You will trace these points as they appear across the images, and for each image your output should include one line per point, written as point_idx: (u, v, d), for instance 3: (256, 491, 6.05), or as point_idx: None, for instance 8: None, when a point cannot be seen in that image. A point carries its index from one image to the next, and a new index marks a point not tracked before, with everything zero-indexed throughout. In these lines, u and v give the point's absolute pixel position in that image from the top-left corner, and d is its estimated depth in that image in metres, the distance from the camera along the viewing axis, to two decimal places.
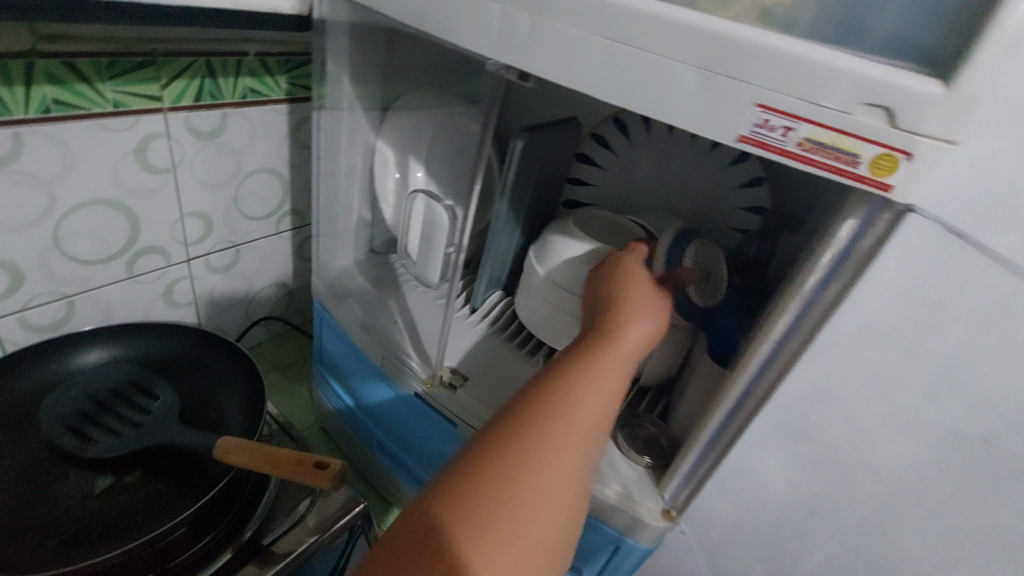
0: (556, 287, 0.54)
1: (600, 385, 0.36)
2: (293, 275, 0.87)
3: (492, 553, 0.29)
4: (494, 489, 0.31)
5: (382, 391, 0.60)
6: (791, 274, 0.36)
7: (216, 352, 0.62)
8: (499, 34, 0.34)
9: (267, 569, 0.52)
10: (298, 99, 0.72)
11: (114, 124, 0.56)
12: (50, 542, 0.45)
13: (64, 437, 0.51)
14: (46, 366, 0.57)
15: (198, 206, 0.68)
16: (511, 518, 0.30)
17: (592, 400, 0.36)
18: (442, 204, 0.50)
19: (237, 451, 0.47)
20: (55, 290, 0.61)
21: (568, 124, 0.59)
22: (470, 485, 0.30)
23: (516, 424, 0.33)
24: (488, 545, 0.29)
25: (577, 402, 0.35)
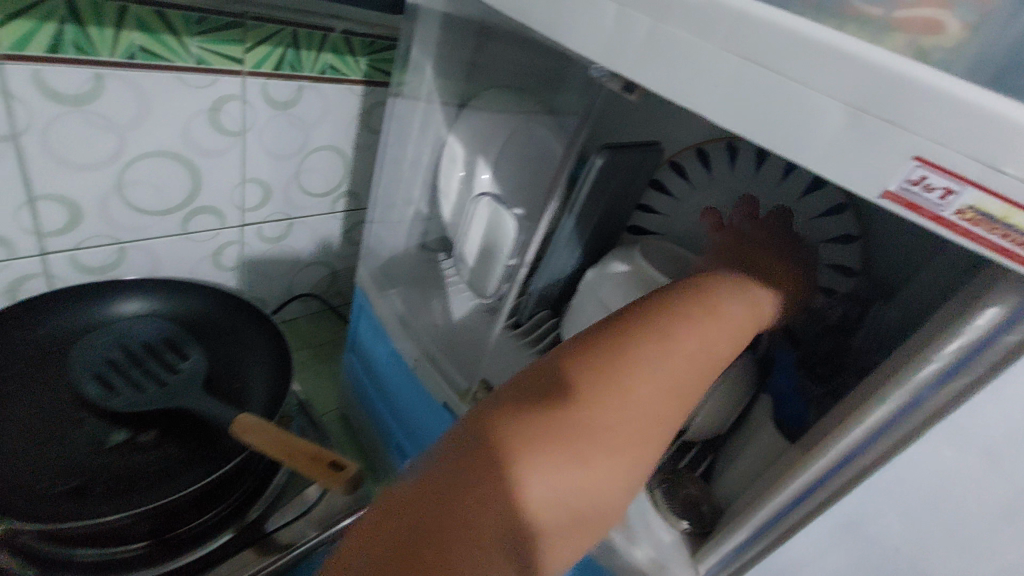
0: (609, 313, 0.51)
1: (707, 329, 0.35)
2: (339, 257, 0.86)
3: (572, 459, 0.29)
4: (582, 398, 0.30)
5: (409, 392, 0.57)
6: (897, 357, 0.32)
7: (252, 322, 0.59)
8: (616, 41, 0.30)
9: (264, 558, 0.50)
10: (375, 83, 0.71)
11: (193, 79, 0.56)
12: (56, 490, 0.44)
13: (90, 384, 0.50)
14: (87, 307, 0.56)
15: (261, 174, 0.68)
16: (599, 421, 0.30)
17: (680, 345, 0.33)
18: (511, 213, 0.50)
19: (253, 430, 0.45)
20: (110, 234, 0.60)
21: (651, 147, 0.55)
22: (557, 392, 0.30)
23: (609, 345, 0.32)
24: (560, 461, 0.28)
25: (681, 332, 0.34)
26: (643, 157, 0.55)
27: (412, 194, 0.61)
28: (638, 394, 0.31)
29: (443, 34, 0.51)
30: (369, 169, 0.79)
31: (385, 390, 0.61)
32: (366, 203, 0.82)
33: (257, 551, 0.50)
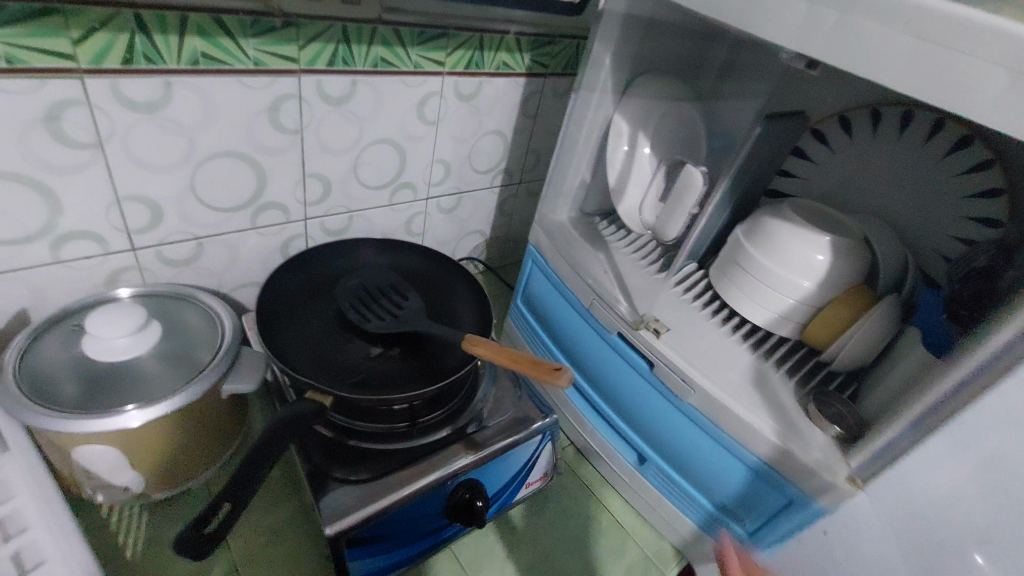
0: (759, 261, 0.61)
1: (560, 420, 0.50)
2: (491, 227, 1.01)
3: None
4: None
5: (583, 327, 0.69)
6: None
7: (455, 275, 0.75)
8: (809, 32, 0.40)
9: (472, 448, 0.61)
10: (534, 74, 0.84)
11: (412, 81, 0.72)
12: (342, 380, 0.60)
13: (351, 312, 0.67)
14: (340, 260, 0.74)
15: (446, 155, 0.83)
16: None
17: None
18: (699, 170, 0.59)
19: (480, 343, 0.59)
20: (345, 205, 0.77)
21: (800, 115, 0.63)
22: None
23: None
24: None
25: None
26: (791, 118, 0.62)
27: (578, 167, 0.72)
28: None
29: (621, 31, 0.62)
30: (523, 149, 0.93)
31: (557, 330, 0.74)
32: (517, 179, 0.96)
33: (464, 445, 0.62)
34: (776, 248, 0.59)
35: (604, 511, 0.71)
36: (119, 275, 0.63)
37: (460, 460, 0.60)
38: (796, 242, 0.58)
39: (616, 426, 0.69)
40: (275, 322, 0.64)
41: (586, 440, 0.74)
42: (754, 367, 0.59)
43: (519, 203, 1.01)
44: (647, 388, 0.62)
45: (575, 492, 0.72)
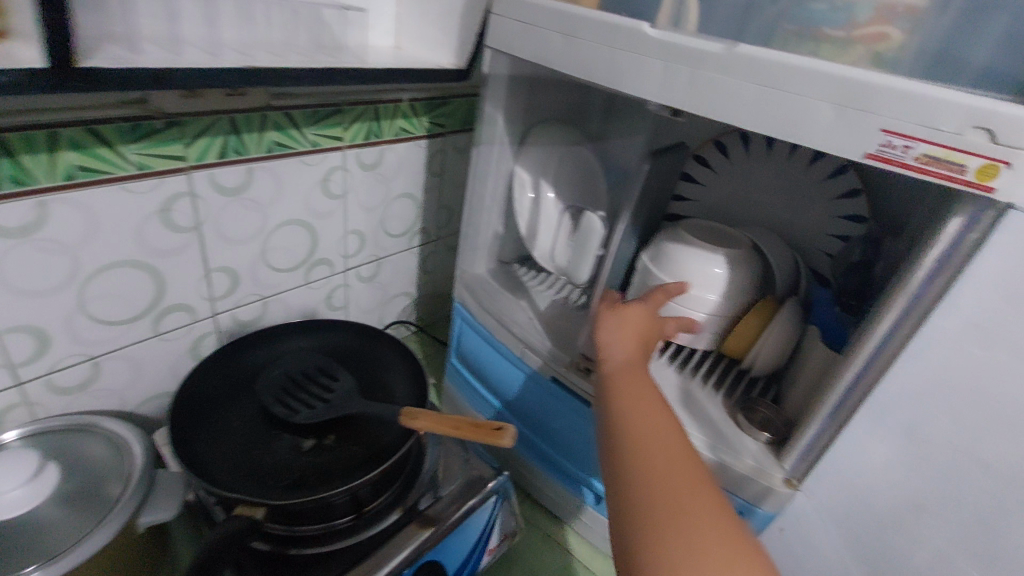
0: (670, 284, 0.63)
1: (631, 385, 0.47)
2: (416, 285, 1.00)
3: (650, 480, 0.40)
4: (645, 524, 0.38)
5: (519, 377, 0.69)
6: (902, 270, 0.44)
7: (384, 346, 0.74)
8: (671, 83, 0.44)
9: (428, 527, 0.59)
10: (435, 135, 0.86)
11: (311, 159, 0.71)
12: (278, 483, 0.57)
13: (277, 406, 0.63)
14: (258, 351, 0.71)
15: (358, 225, 0.83)
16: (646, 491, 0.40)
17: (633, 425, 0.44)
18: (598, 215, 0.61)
19: (420, 416, 0.58)
20: (256, 292, 0.74)
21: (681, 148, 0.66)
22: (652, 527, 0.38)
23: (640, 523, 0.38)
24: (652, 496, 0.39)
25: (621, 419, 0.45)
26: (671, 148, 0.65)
27: (490, 221, 0.74)
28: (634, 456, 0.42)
29: (507, 91, 0.65)
30: (436, 206, 0.94)
31: (495, 383, 0.73)
32: (435, 235, 0.97)
33: (418, 525, 0.59)
34: (680, 273, 0.62)
35: (571, 560, 0.69)
36: (3, 415, 0.58)
37: (413, 543, 0.57)
38: (697, 263, 0.62)
39: (567, 470, 0.68)
40: (193, 433, 0.60)
41: (541, 487, 0.73)
42: (683, 388, 0.61)
43: (440, 258, 1.02)
44: (589, 426, 0.63)
45: (539, 546, 0.70)
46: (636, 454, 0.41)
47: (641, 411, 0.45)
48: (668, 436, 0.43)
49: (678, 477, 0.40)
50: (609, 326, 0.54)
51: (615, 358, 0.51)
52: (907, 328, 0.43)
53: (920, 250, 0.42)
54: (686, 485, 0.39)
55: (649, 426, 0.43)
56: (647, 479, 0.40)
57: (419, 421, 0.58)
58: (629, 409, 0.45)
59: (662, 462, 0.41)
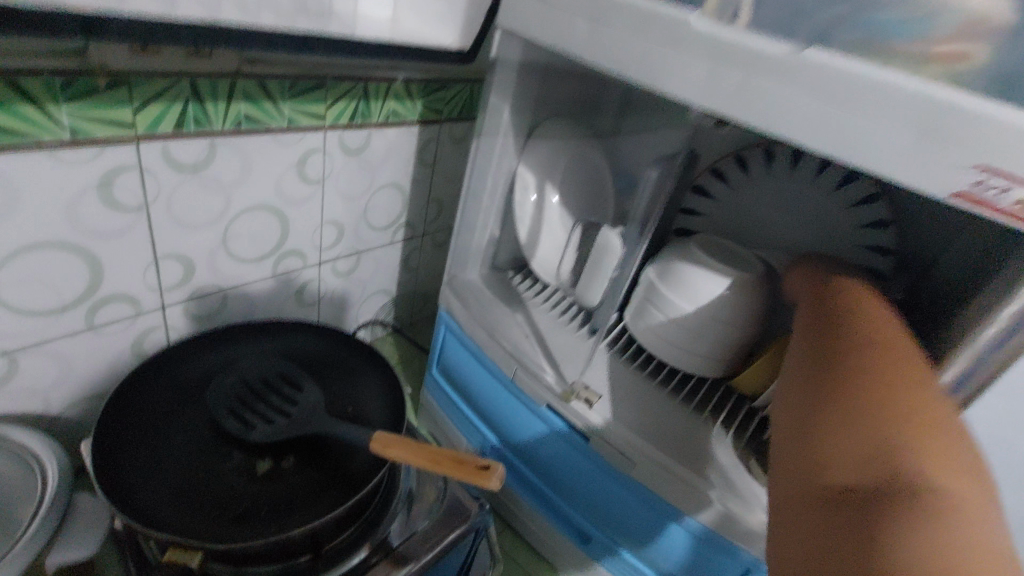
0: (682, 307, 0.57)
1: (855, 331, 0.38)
2: (397, 283, 0.92)
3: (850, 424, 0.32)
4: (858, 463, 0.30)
5: (507, 399, 0.62)
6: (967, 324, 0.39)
7: (357, 353, 0.66)
8: (721, 88, 0.38)
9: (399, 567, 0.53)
10: (428, 121, 0.77)
11: (284, 138, 0.62)
12: (224, 516, 0.49)
13: (230, 420, 0.55)
14: (213, 354, 0.63)
15: (336, 215, 0.74)
16: (859, 425, 0.31)
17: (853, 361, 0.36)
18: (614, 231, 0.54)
19: (395, 445, 0.51)
20: (215, 284, 0.66)
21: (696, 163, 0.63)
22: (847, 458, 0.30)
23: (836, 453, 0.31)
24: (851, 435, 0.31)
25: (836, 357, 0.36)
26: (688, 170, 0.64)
27: (486, 224, 0.66)
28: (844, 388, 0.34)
29: (516, 80, 0.57)
30: (424, 199, 0.86)
31: (479, 400, 0.67)
32: (420, 230, 0.89)
33: (387, 564, 0.53)
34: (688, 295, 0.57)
35: None
36: None
37: None
38: (710, 286, 0.56)
39: (554, 502, 0.62)
40: (126, 450, 0.52)
41: (521, 518, 0.67)
42: (690, 423, 0.55)
43: (426, 256, 0.94)
44: (583, 460, 0.57)
45: None
46: (866, 396, 0.32)
47: (879, 368, 0.34)
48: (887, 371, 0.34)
49: (920, 432, 0.30)
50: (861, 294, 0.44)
51: (841, 315, 0.41)
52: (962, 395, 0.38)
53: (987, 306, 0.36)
54: (932, 453, 0.29)
55: (869, 362, 0.35)
56: (867, 423, 0.31)
57: (394, 449, 0.51)
58: (865, 367, 0.35)
59: (910, 434, 0.30)
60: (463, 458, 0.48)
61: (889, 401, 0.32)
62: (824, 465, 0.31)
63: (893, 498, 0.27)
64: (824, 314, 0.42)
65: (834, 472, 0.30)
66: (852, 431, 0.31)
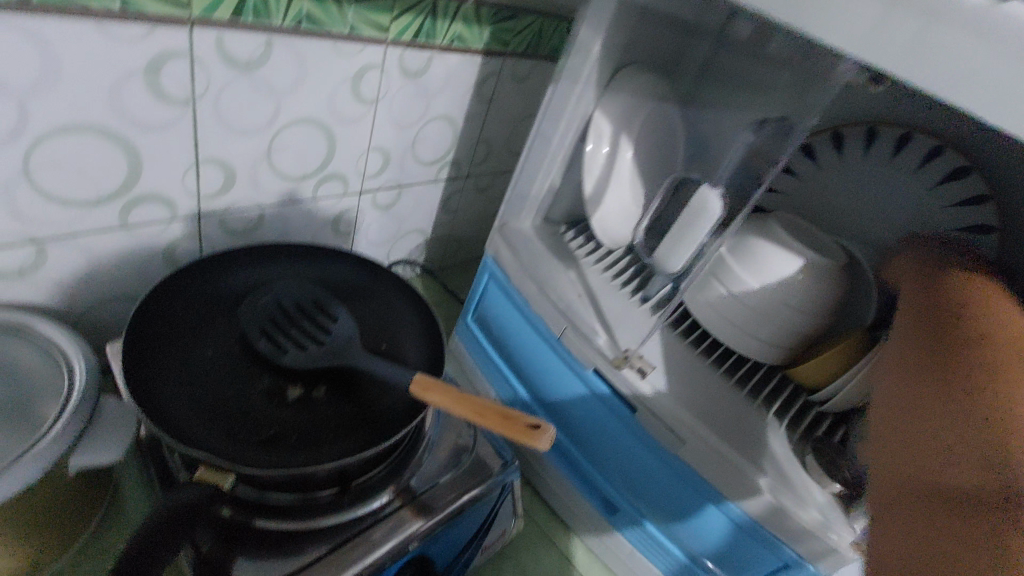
0: (751, 284, 0.53)
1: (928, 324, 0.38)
2: (434, 225, 0.88)
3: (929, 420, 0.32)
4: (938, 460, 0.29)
5: (549, 358, 0.59)
6: None
7: (395, 290, 0.63)
8: (880, 39, 0.32)
9: (425, 515, 0.51)
10: (493, 53, 0.71)
11: (344, 47, 0.57)
12: (253, 439, 0.47)
13: (262, 341, 0.53)
14: (247, 271, 0.59)
15: (385, 141, 0.69)
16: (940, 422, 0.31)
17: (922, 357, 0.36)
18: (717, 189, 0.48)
19: (434, 388, 0.48)
20: (254, 198, 0.62)
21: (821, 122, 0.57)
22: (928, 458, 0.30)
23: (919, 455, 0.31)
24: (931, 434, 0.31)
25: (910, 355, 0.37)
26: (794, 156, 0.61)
27: (548, 171, 0.61)
28: (919, 389, 0.34)
29: (611, 13, 0.51)
30: (474, 138, 0.81)
31: (516, 355, 0.64)
32: (466, 172, 0.84)
33: (414, 510, 0.51)
34: (761, 273, 0.53)
35: (566, 565, 0.62)
36: None
37: (404, 532, 0.49)
38: (785, 268, 0.53)
39: (583, 468, 0.60)
40: (155, 358, 0.49)
41: (544, 479, 0.66)
42: (743, 408, 0.53)
43: (467, 199, 0.89)
44: (624, 433, 0.54)
45: (533, 543, 0.63)
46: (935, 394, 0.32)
47: (948, 358, 0.34)
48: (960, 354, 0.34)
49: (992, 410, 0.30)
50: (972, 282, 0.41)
51: (957, 303, 0.39)
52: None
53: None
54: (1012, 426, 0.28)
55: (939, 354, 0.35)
56: (941, 418, 0.31)
57: (432, 390, 0.48)
58: (943, 360, 0.34)
59: (982, 414, 0.30)
60: (508, 413, 0.45)
61: (972, 389, 0.31)
62: (922, 457, 0.30)
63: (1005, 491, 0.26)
64: (934, 302, 0.40)
65: (929, 470, 0.29)
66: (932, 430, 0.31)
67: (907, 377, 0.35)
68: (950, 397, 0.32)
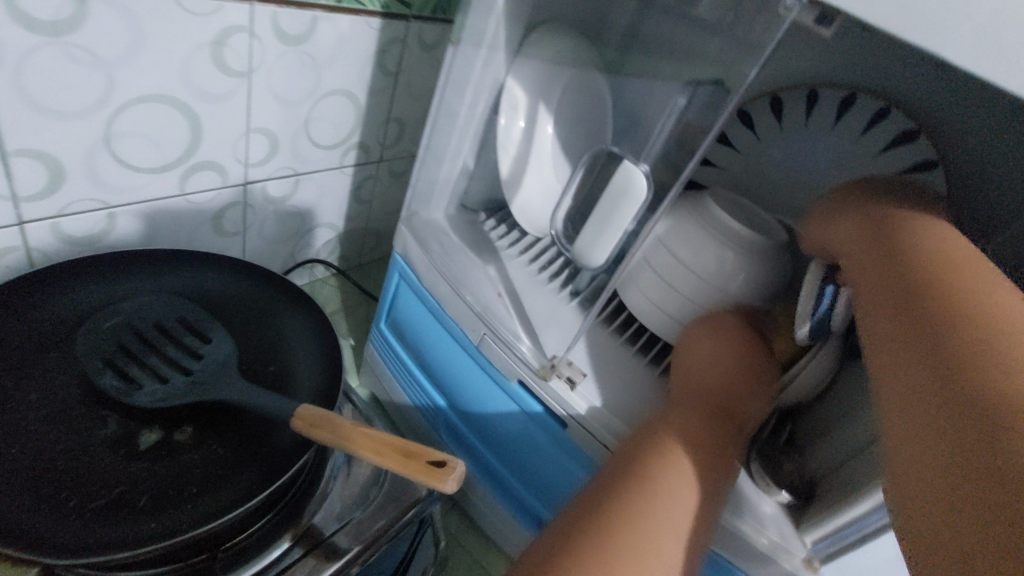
0: (683, 269, 0.47)
1: (887, 316, 0.32)
2: (346, 216, 0.78)
3: (915, 466, 0.26)
4: (933, 526, 0.24)
5: (468, 367, 0.52)
6: None
7: (285, 298, 0.53)
8: None
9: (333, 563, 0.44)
10: (393, 15, 0.61)
11: (193, 4, 0.46)
12: (91, 505, 0.37)
13: (107, 376, 0.43)
14: (92, 289, 0.49)
15: (268, 123, 0.58)
16: (925, 472, 0.25)
17: (895, 373, 0.30)
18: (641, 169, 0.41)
19: (323, 424, 0.39)
20: (98, 197, 0.50)
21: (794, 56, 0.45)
22: (930, 521, 0.24)
23: (919, 517, 0.25)
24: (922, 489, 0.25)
25: (881, 367, 0.31)
26: (732, 122, 0.56)
27: (459, 151, 0.53)
28: (895, 422, 0.28)
29: None
30: (383, 116, 0.71)
31: (432, 364, 0.56)
32: (377, 155, 0.74)
33: (320, 557, 0.44)
34: (696, 255, 0.47)
35: None
36: None
37: None
38: (719, 249, 0.47)
39: (510, 486, 0.54)
40: None
41: (474, 498, 0.59)
42: None
43: (382, 186, 0.79)
44: (553, 451, 0.48)
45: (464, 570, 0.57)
46: (912, 432, 0.27)
47: (919, 374, 0.28)
48: (930, 365, 0.28)
49: (980, 442, 0.24)
50: (921, 226, 0.36)
51: (915, 273, 0.32)
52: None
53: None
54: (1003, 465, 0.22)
55: (908, 365, 0.29)
56: (927, 462, 0.25)
57: (324, 424, 0.39)
58: (912, 376, 0.28)
59: (971, 453, 0.24)
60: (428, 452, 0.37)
61: (955, 417, 0.25)
62: (919, 523, 0.25)
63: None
64: (890, 272, 0.34)
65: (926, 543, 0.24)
66: (921, 484, 0.25)
67: (886, 402, 0.29)
68: (933, 432, 0.26)
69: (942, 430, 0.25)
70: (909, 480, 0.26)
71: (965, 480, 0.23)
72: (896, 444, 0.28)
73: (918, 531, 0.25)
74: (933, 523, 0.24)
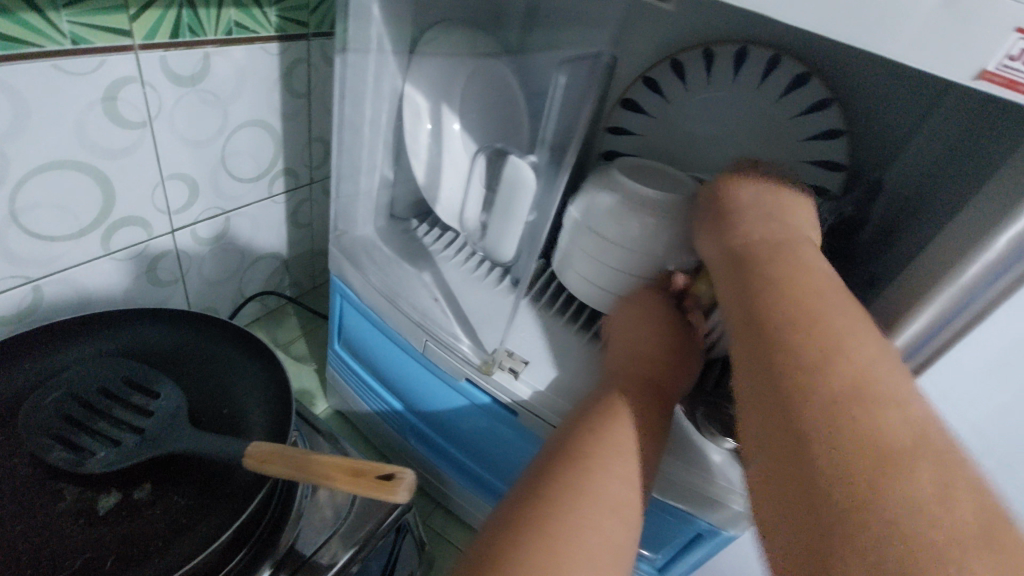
0: (602, 243, 0.49)
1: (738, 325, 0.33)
2: (288, 244, 0.78)
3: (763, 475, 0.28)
4: (779, 530, 0.26)
5: (419, 373, 0.53)
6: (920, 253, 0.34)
7: (229, 339, 0.54)
8: None
9: None
10: (289, 37, 0.60)
11: (72, 65, 0.45)
12: None
13: (54, 449, 0.42)
14: (29, 365, 0.48)
15: (182, 167, 0.58)
16: (771, 480, 0.27)
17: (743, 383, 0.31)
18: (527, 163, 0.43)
19: (270, 458, 0.40)
20: (16, 273, 0.50)
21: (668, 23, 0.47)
22: (776, 526, 0.26)
23: (768, 520, 0.27)
24: (769, 497, 0.27)
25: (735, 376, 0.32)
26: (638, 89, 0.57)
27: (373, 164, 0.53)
28: (751, 428, 0.29)
29: None
30: (304, 138, 0.70)
31: (387, 376, 0.57)
32: (306, 178, 0.74)
33: None
34: (615, 229, 0.48)
35: None
36: None
37: None
38: (635, 218, 0.47)
39: (484, 479, 0.55)
40: None
41: (452, 496, 0.61)
42: None
43: (319, 208, 0.79)
44: (513, 439, 0.49)
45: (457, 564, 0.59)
46: (760, 439, 0.28)
47: (761, 384, 0.29)
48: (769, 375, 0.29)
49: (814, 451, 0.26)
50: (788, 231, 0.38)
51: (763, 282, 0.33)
52: (938, 341, 0.32)
53: (976, 227, 0.29)
54: (834, 476, 0.24)
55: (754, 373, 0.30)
56: (772, 467, 0.27)
57: (270, 456, 0.40)
58: (758, 384, 0.29)
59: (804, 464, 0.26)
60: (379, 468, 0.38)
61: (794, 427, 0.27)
62: (769, 530, 0.26)
63: (913, 548, 0.21)
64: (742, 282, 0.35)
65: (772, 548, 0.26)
66: (769, 490, 0.27)
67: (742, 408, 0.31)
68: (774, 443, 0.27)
69: (798, 448, 0.26)
70: (761, 485, 0.28)
71: (798, 489, 0.26)
72: (750, 448, 0.29)
73: (767, 534, 0.27)
74: (777, 529, 0.26)
